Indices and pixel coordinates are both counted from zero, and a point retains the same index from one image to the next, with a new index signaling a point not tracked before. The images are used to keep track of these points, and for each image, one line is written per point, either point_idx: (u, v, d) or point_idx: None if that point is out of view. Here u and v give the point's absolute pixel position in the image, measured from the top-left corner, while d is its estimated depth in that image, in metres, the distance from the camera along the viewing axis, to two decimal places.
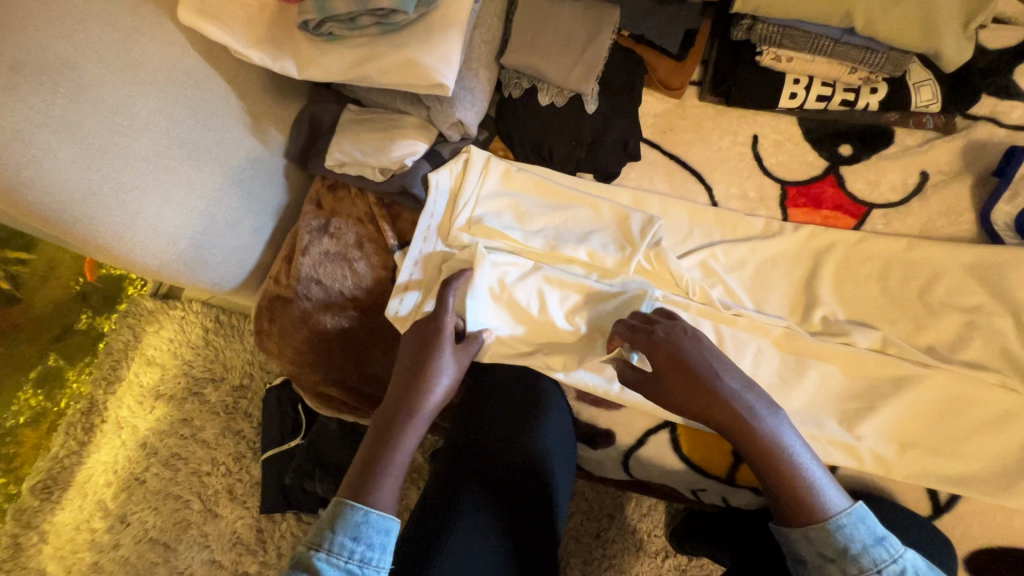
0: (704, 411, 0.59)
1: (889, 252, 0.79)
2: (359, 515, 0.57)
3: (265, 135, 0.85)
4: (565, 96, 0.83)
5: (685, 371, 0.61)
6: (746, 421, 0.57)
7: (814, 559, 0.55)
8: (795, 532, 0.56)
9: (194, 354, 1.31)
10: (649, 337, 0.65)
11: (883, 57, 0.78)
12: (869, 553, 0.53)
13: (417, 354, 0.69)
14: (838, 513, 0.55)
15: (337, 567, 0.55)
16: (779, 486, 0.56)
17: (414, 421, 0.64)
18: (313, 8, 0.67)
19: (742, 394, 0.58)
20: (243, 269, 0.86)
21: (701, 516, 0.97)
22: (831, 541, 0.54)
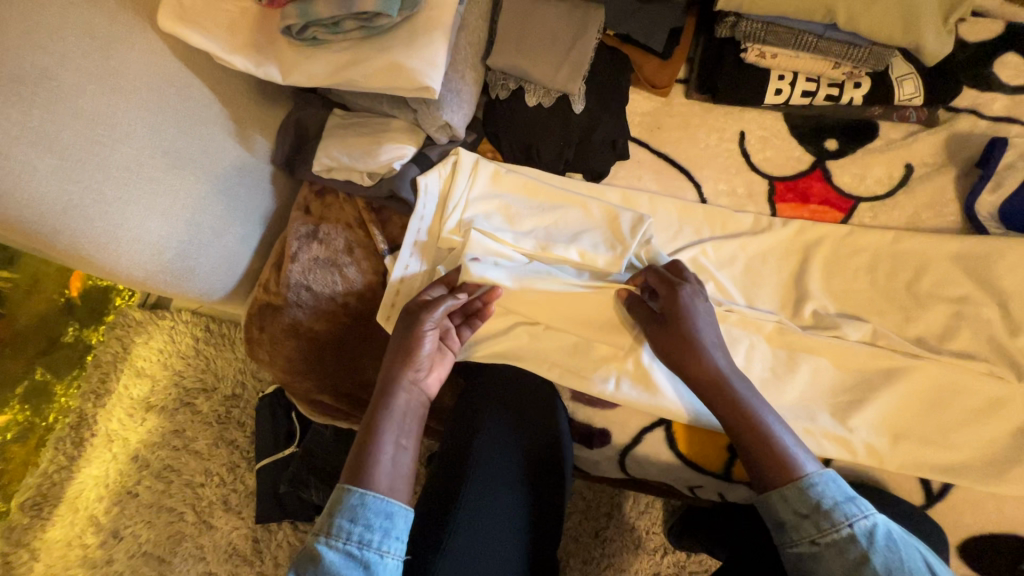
0: (687, 363, 0.65)
1: (876, 245, 0.80)
2: (354, 497, 0.59)
3: (251, 141, 0.84)
4: (552, 97, 0.83)
5: (684, 328, 0.66)
6: (729, 386, 0.63)
7: (790, 518, 0.57)
8: (774, 494, 0.58)
9: (185, 364, 1.30)
10: (670, 289, 0.69)
11: (866, 52, 0.79)
12: (841, 508, 0.56)
13: (407, 332, 0.70)
14: (810, 474, 0.58)
15: (337, 550, 0.56)
16: (750, 450, 0.61)
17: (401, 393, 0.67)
18: (295, 13, 0.67)
19: (725, 361, 0.64)
20: (232, 277, 0.85)
21: (696, 512, 0.98)
22: (804, 498, 0.57)
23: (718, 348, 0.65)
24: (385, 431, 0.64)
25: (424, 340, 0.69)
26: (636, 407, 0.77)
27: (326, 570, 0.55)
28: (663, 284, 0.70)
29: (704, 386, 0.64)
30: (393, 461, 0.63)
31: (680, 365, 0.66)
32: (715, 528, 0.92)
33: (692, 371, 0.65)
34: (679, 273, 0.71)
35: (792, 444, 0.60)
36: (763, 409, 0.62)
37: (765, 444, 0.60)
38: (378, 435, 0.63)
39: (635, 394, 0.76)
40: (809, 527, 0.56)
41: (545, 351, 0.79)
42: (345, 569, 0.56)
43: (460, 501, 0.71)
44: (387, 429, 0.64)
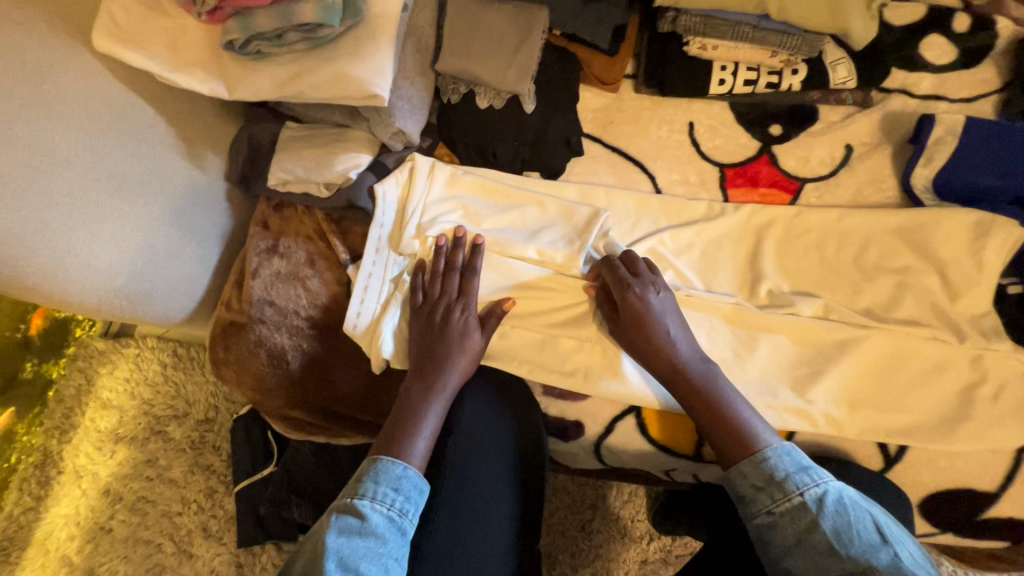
0: (649, 357, 0.71)
1: (823, 224, 0.83)
2: (400, 468, 0.65)
3: (201, 159, 0.83)
4: (503, 98, 0.84)
5: (643, 323, 0.71)
6: (694, 375, 0.69)
7: (748, 491, 0.62)
8: (734, 469, 0.64)
9: (154, 392, 1.27)
10: (622, 285, 0.73)
11: (800, 39, 0.82)
12: (792, 478, 0.60)
13: (443, 330, 0.76)
14: (765, 447, 0.63)
15: (380, 513, 0.61)
16: (716, 431, 0.66)
17: (444, 387, 0.73)
18: (236, 28, 0.66)
19: (684, 350, 0.70)
20: (192, 298, 0.84)
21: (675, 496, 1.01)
22: (759, 470, 0.62)
23: (678, 340, 0.71)
24: (425, 415, 0.71)
25: (474, 332, 0.76)
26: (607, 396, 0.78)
27: (371, 530, 0.60)
28: (613, 284, 0.74)
29: (668, 376, 0.70)
30: (427, 445, 0.70)
31: (645, 358, 0.71)
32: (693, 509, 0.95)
33: (656, 365, 0.71)
34: (633, 266, 0.75)
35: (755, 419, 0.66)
36: (726, 390, 0.68)
37: (725, 426, 0.66)
38: (412, 423, 0.71)
39: (606, 383, 0.77)
40: (764, 497, 0.61)
41: (514, 347, 0.80)
42: (386, 531, 0.60)
43: (439, 507, 0.72)
44: (432, 409, 0.72)
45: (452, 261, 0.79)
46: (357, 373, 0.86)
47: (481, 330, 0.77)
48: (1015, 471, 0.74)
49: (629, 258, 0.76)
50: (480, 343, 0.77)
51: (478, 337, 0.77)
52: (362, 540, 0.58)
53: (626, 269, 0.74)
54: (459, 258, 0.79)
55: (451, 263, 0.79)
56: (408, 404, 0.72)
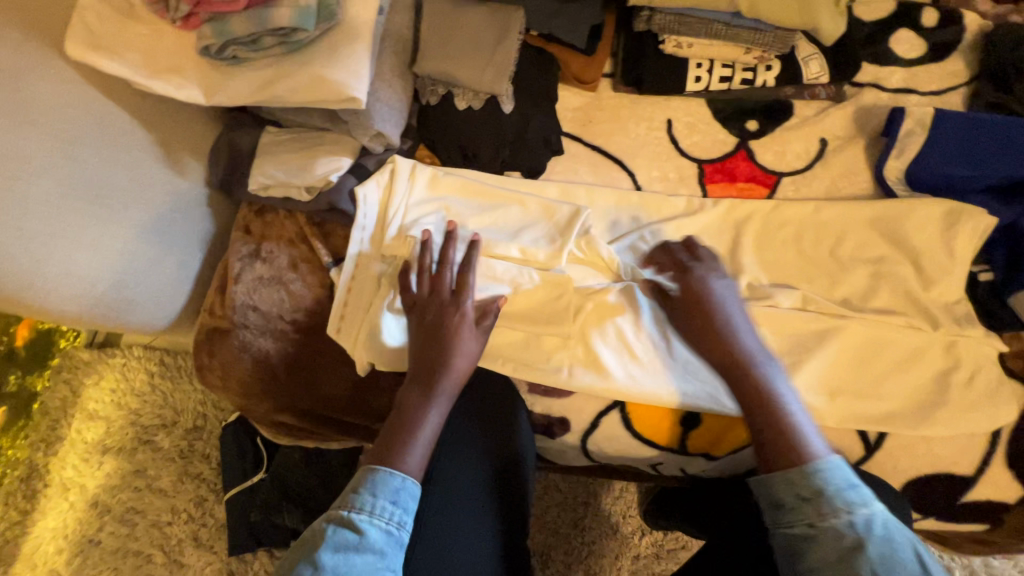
0: (709, 344, 0.70)
1: (800, 217, 0.85)
2: (399, 481, 0.62)
3: (181, 165, 0.83)
4: (481, 99, 0.84)
5: (705, 310, 0.72)
6: (747, 363, 0.67)
7: (790, 500, 0.58)
8: (776, 473, 0.60)
9: (141, 401, 1.26)
10: (685, 273, 0.76)
11: (771, 36, 0.84)
12: (843, 495, 0.56)
13: (439, 335, 0.73)
14: (818, 458, 0.59)
15: (378, 527, 0.59)
16: (764, 433, 0.62)
17: (439, 395, 0.70)
18: (211, 33, 0.66)
19: (750, 342, 0.69)
20: (173, 305, 0.84)
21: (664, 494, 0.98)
22: (808, 481, 0.57)
23: (740, 328, 0.71)
24: (422, 423, 0.68)
25: (465, 337, 0.73)
26: (590, 391, 0.80)
27: (369, 545, 0.58)
28: (674, 270, 0.78)
29: (725, 367, 0.68)
30: (422, 454, 0.67)
31: (704, 346, 0.71)
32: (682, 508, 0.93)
33: (706, 350, 0.71)
34: (694, 254, 0.78)
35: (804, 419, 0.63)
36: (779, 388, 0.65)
37: (775, 427, 0.62)
38: (407, 430, 0.67)
39: (590, 378, 0.78)
40: (809, 509, 0.57)
41: (498, 346, 0.81)
42: (384, 546, 0.59)
43: (424, 512, 0.72)
44: (427, 417, 0.68)
45: (446, 256, 0.77)
46: (342, 376, 0.86)
47: (478, 330, 0.74)
48: (990, 454, 0.76)
49: (693, 249, 0.79)
50: (476, 346, 0.73)
51: (472, 343, 0.73)
52: (360, 556, 0.57)
53: (689, 256, 0.78)
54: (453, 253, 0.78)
55: (445, 260, 0.77)
56: (405, 410, 0.69)
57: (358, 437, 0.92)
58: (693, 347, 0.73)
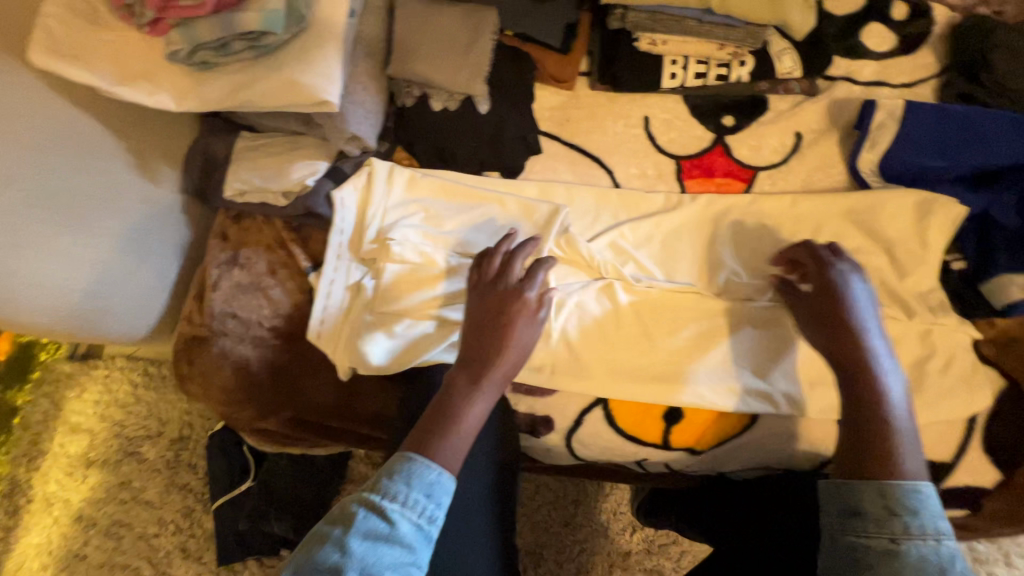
0: (832, 341, 0.65)
1: (776, 210, 0.85)
2: (434, 473, 0.58)
3: (154, 172, 0.82)
4: (457, 100, 0.85)
5: (836, 309, 0.67)
6: (872, 369, 0.62)
7: (878, 512, 0.54)
8: (864, 480, 0.56)
9: (125, 413, 1.25)
10: (819, 271, 0.71)
11: (744, 31, 0.85)
12: (935, 523, 0.54)
13: (495, 321, 0.68)
14: (916, 483, 0.55)
15: (409, 520, 0.56)
16: (863, 438, 0.58)
17: (488, 385, 0.65)
18: (180, 39, 0.65)
19: (886, 355, 0.63)
20: (151, 312, 0.83)
21: (664, 494, 0.97)
22: (903, 500, 0.54)
23: (872, 331, 0.65)
24: (467, 411, 0.63)
25: (521, 330, 0.68)
26: (570, 388, 0.81)
27: (399, 538, 0.55)
28: (813, 265, 0.72)
29: (841, 363, 0.64)
30: (461, 445, 0.62)
31: (822, 342, 0.66)
32: (683, 510, 0.92)
33: (829, 343, 0.65)
34: (834, 253, 0.72)
35: (907, 437, 0.58)
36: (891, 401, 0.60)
37: (878, 436, 0.58)
38: (450, 417, 0.63)
39: (566, 374, 0.80)
40: (899, 525, 0.53)
41: None
42: (413, 540, 0.56)
43: None
44: (474, 407, 0.63)
45: (514, 251, 0.75)
46: (325, 381, 0.85)
47: (535, 327, 0.69)
48: (968, 441, 0.77)
49: (837, 250, 0.73)
50: (530, 343, 0.69)
51: (527, 336, 0.68)
52: (388, 548, 0.54)
53: (833, 253, 0.72)
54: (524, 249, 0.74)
55: (511, 255, 0.74)
56: (450, 396, 0.64)
57: (344, 441, 0.92)
58: (814, 339, 0.67)
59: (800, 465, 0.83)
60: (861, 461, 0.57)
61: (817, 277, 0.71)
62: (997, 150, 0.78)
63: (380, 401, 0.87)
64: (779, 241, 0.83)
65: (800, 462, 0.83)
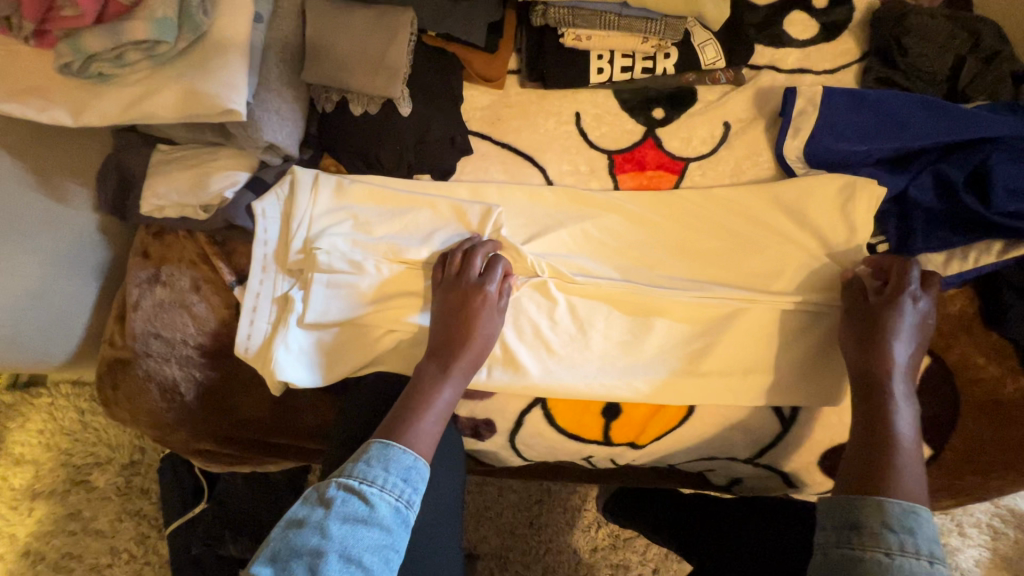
0: (876, 360, 0.71)
1: (707, 201, 0.86)
2: (410, 459, 0.62)
3: (63, 192, 0.78)
4: (377, 104, 0.83)
5: (886, 333, 0.71)
6: (889, 394, 0.68)
7: (873, 525, 0.57)
8: (866, 498, 0.59)
9: (72, 441, 1.20)
10: (888, 292, 0.74)
11: (662, 24, 0.84)
12: (930, 547, 0.55)
13: (460, 314, 0.74)
14: (913, 505, 0.58)
15: (388, 504, 0.58)
16: (871, 457, 0.63)
17: (456, 373, 0.72)
18: (68, 51, 0.62)
19: (901, 385, 0.69)
20: (69, 337, 0.80)
21: (636, 495, 1.06)
22: (900, 516, 0.57)
23: (903, 359, 0.71)
24: (439, 395, 0.69)
25: (485, 320, 0.74)
26: (511, 391, 0.79)
27: (377, 520, 0.57)
28: (890, 283, 0.74)
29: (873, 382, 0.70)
30: (434, 427, 0.68)
31: (866, 357, 0.72)
32: (653, 513, 1.02)
33: (862, 367, 0.72)
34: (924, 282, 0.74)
35: (911, 456, 0.63)
36: (900, 424, 0.66)
37: (880, 456, 0.63)
38: (420, 403, 0.68)
39: (507, 377, 0.79)
40: (892, 538, 0.55)
41: (414, 352, 0.80)
42: (392, 523, 0.58)
43: None
44: (444, 391, 0.70)
45: (474, 245, 0.79)
46: (258, 398, 0.84)
47: (498, 315, 0.76)
48: None
49: (926, 278, 0.75)
50: (494, 332, 0.75)
51: (491, 325, 0.75)
52: (367, 532, 0.56)
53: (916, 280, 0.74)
54: (485, 243, 0.79)
55: (474, 247, 0.78)
56: (419, 383, 0.70)
57: (289, 455, 0.90)
58: (851, 357, 0.74)
59: (741, 454, 0.84)
60: (868, 478, 0.61)
61: (881, 296, 0.74)
62: (910, 133, 0.80)
63: (320, 413, 0.85)
64: (767, 240, 0.83)
65: (741, 451, 0.83)
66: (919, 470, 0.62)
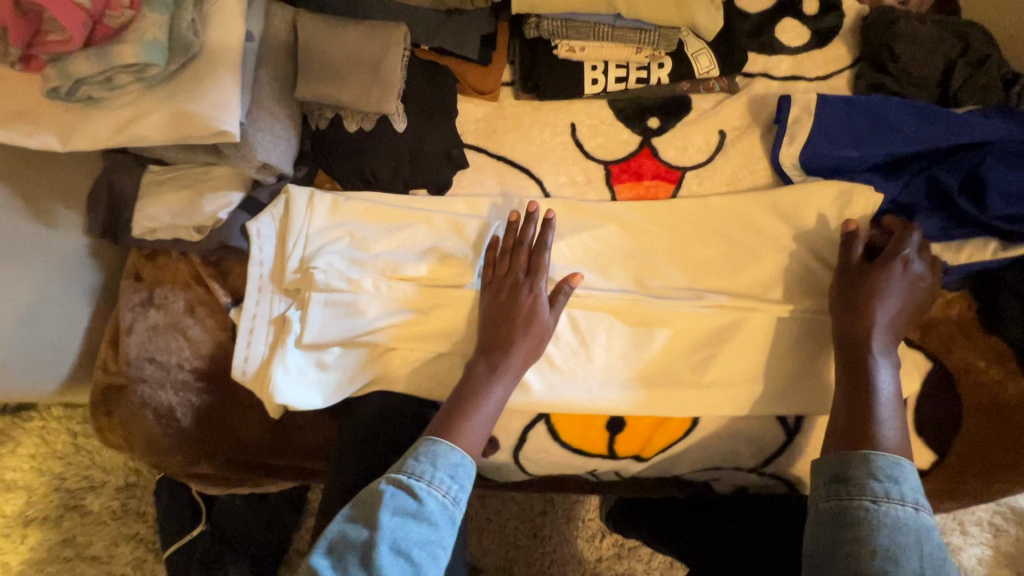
0: (858, 321, 0.72)
1: (705, 209, 0.85)
2: (458, 457, 0.65)
3: (51, 216, 0.77)
4: (372, 119, 0.82)
5: (873, 294, 0.73)
6: (869, 356, 0.71)
7: (859, 476, 0.62)
8: (853, 453, 0.64)
9: (65, 464, 1.17)
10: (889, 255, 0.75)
11: (655, 35, 0.85)
12: (910, 494, 0.60)
13: (512, 312, 0.74)
14: (884, 452, 0.63)
15: (436, 499, 0.62)
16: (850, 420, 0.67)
17: (507, 371, 0.72)
18: (56, 75, 0.61)
19: (880, 342, 0.71)
20: (59, 363, 0.78)
21: (639, 505, 1.02)
22: (880, 466, 0.62)
23: (885, 320, 0.72)
24: (490, 394, 0.71)
25: (537, 317, 0.74)
26: (514, 406, 0.78)
27: (426, 515, 0.61)
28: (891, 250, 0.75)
29: (853, 343, 0.72)
30: (483, 424, 0.70)
31: (849, 317, 0.73)
32: (659, 522, 0.98)
33: (846, 330, 0.73)
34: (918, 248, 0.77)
35: (888, 409, 0.67)
36: (879, 379, 0.69)
37: (857, 418, 0.67)
38: (473, 401, 0.70)
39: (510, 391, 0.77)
40: (877, 486, 0.60)
41: (414, 370, 0.79)
42: (439, 518, 0.61)
43: None
44: (495, 390, 0.71)
45: (522, 237, 0.78)
46: (256, 421, 0.82)
47: (550, 308, 0.76)
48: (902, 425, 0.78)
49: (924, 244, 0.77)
50: (548, 326, 0.75)
51: (543, 323, 0.75)
52: (416, 526, 0.60)
53: (913, 244, 0.76)
54: (530, 235, 0.78)
55: (519, 240, 0.78)
56: (472, 381, 0.72)
57: (289, 475, 0.89)
58: (834, 318, 0.75)
59: (745, 463, 0.83)
60: (847, 436, 0.66)
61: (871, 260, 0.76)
62: (904, 138, 0.80)
63: (320, 434, 0.84)
64: (766, 248, 0.83)
65: (746, 461, 0.83)
66: (893, 419, 0.67)
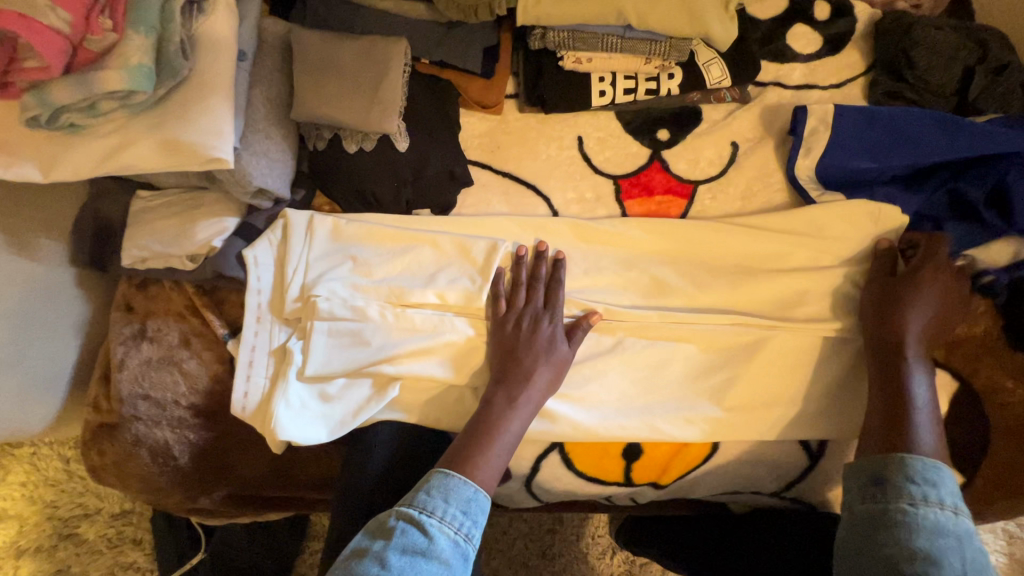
0: (890, 327, 0.71)
1: (718, 224, 0.83)
2: (471, 490, 0.62)
3: (34, 248, 0.73)
4: (372, 140, 0.78)
5: (904, 301, 0.72)
6: (904, 365, 0.69)
7: (894, 478, 0.60)
8: (888, 457, 0.62)
9: (56, 492, 1.13)
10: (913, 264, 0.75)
11: (666, 45, 0.82)
12: (949, 499, 0.58)
13: (530, 342, 0.71)
14: (920, 457, 0.61)
15: (447, 535, 0.59)
16: (880, 430, 0.66)
17: (525, 403, 0.69)
18: (35, 104, 0.57)
19: (914, 350, 0.70)
20: (47, 403, 0.74)
21: (652, 522, 0.96)
22: (916, 468, 0.60)
23: (918, 328, 0.71)
24: (507, 428, 0.67)
25: (555, 349, 0.72)
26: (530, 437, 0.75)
27: (436, 553, 0.57)
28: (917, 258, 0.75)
29: (887, 350, 0.71)
30: (499, 460, 0.66)
31: (878, 323, 0.73)
32: (671, 539, 0.92)
33: (879, 338, 0.72)
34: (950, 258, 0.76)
35: (926, 414, 0.66)
36: (913, 385, 0.68)
37: (887, 427, 0.65)
38: (490, 435, 0.67)
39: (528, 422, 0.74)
40: (914, 489, 0.59)
41: (422, 400, 0.76)
42: (450, 556, 0.58)
43: None
44: (513, 425, 0.68)
45: (536, 273, 0.77)
46: (258, 456, 0.79)
47: (568, 341, 0.74)
48: None
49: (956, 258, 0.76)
50: (566, 358, 0.73)
51: (562, 354, 0.72)
52: (426, 564, 0.56)
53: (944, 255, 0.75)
54: (542, 271, 0.77)
55: (536, 277, 0.76)
56: (490, 412, 0.68)
57: (291, 510, 0.85)
58: (868, 327, 0.74)
59: (766, 487, 0.82)
60: (885, 441, 0.64)
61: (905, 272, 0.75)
62: (924, 150, 0.78)
63: (325, 466, 0.81)
64: (783, 265, 0.80)
65: (765, 483, 0.81)
66: (927, 422, 0.65)
